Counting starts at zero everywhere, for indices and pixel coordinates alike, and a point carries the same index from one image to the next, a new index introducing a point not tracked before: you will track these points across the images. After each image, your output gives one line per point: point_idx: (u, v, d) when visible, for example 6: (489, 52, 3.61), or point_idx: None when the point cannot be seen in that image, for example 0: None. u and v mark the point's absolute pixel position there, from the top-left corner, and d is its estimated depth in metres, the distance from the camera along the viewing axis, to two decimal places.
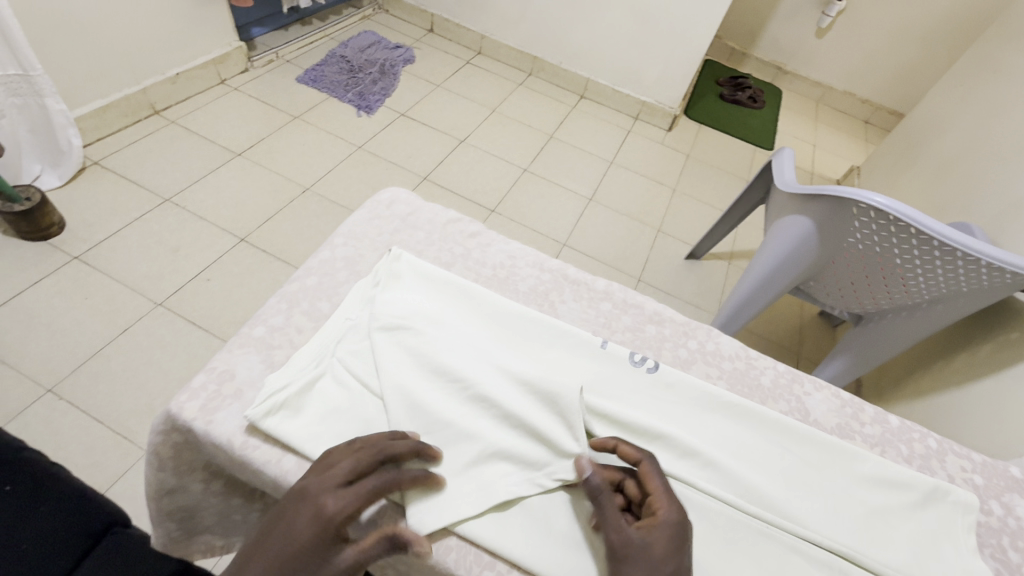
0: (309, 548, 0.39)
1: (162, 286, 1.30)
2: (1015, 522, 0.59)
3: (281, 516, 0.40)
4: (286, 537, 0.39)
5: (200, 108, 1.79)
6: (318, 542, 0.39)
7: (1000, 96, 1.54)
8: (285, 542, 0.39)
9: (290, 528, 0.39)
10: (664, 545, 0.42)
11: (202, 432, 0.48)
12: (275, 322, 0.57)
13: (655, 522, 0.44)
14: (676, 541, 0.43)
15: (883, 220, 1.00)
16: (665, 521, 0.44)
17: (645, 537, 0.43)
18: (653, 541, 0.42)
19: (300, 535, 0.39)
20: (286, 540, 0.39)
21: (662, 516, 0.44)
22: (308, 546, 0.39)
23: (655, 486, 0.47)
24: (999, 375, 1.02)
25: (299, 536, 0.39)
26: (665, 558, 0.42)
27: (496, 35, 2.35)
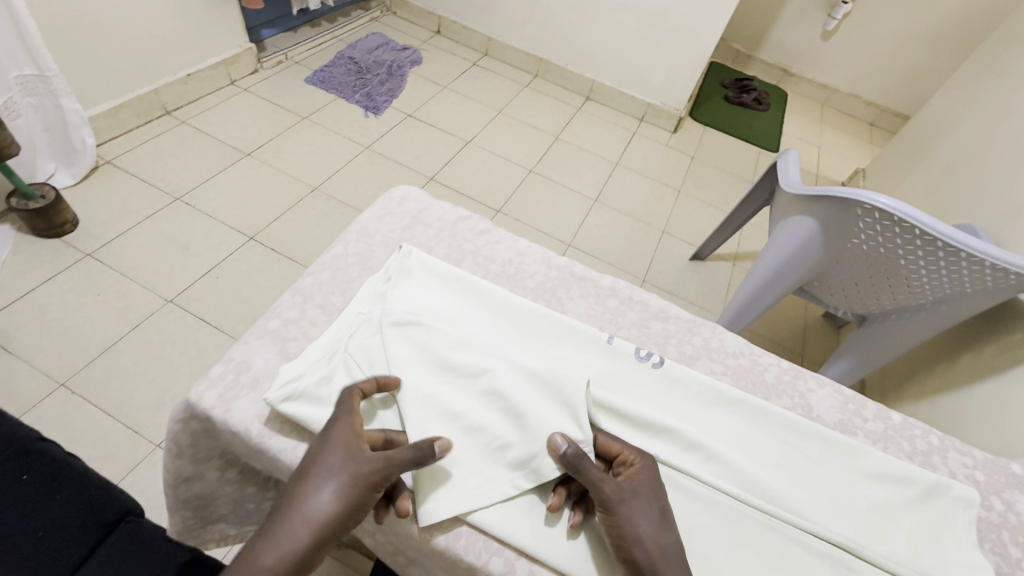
0: (341, 454, 0.43)
1: (173, 283, 1.32)
2: (1016, 518, 0.59)
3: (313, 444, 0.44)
4: (319, 452, 0.43)
5: (211, 109, 1.81)
6: (346, 448, 0.43)
7: (1006, 99, 1.55)
8: (318, 456, 0.43)
9: (320, 445, 0.44)
10: (649, 486, 0.47)
11: (220, 420, 0.49)
12: (290, 315, 0.58)
13: (635, 469, 0.48)
14: (657, 482, 0.48)
15: (887, 221, 1.01)
16: (641, 466, 0.49)
17: (635, 482, 0.47)
18: (641, 485, 0.47)
19: (330, 446, 0.43)
20: (319, 453, 0.43)
21: (636, 462, 0.49)
22: (338, 451, 0.43)
23: (617, 443, 0.51)
24: (1002, 376, 1.02)
25: (330, 446, 0.43)
26: (652, 496, 0.47)
27: (503, 37, 2.36)
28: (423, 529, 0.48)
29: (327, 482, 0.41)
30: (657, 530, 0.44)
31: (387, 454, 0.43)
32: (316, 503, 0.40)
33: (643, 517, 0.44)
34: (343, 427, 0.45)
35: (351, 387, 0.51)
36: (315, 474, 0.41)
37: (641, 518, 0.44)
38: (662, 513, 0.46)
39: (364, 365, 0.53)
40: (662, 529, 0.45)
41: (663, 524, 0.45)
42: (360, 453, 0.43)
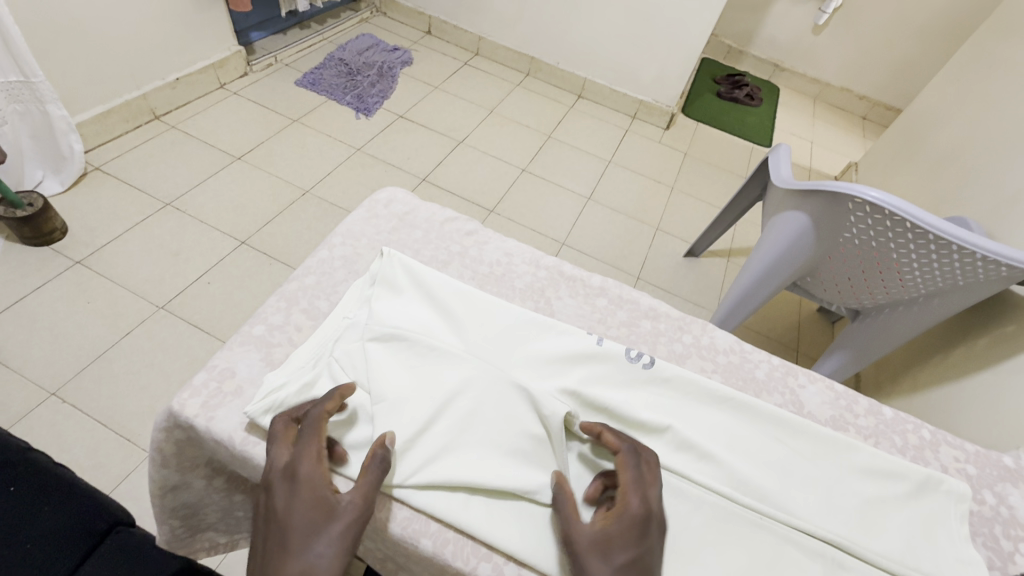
0: (316, 509, 0.41)
1: (164, 290, 1.31)
2: (1008, 512, 0.59)
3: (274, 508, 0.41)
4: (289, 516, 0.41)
5: (201, 113, 1.80)
6: (322, 496, 0.42)
7: (995, 90, 1.55)
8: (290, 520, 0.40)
9: (287, 506, 0.41)
10: (617, 539, 0.43)
11: (203, 429, 0.49)
12: (274, 320, 0.58)
13: (617, 513, 0.45)
14: (636, 533, 0.44)
15: (878, 214, 1.01)
16: (630, 513, 0.45)
17: (602, 529, 0.44)
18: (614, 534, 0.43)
19: (300, 504, 0.41)
20: (292, 514, 0.41)
21: (627, 507, 0.45)
22: (311, 507, 0.41)
23: (627, 474, 0.48)
24: (996, 368, 1.03)
25: (301, 504, 0.41)
26: (618, 551, 0.43)
27: (493, 36, 2.36)
28: (411, 533, 0.47)
29: (313, 541, 0.39)
30: None
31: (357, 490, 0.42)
32: (313, 565, 0.38)
33: (596, 567, 0.42)
34: (309, 470, 0.43)
35: None
36: (295, 539, 0.39)
37: (591, 567, 0.42)
38: (622, 567, 0.41)
39: (347, 375, 0.53)
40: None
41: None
42: (335, 502, 0.42)
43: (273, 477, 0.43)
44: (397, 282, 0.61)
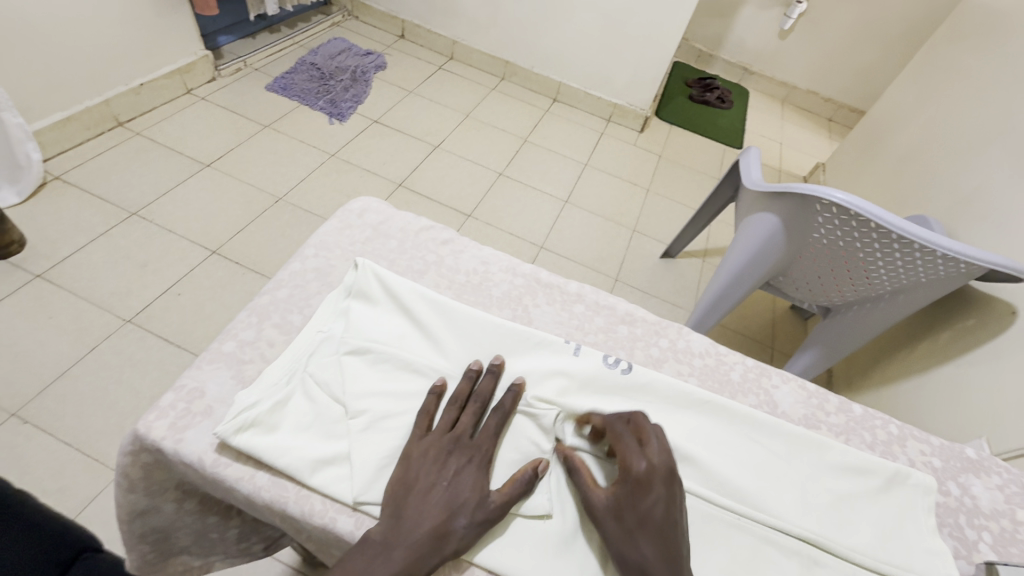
0: (473, 488, 0.47)
1: (130, 302, 1.27)
2: (971, 501, 0.61)
3: (437, 466, 0.48)
4: (447, 482, 0.47)
5: (166, 119, 1.75)
6: (455, 507, 0.45)
7: (949, 93, 1.62)
8: (447, 485, 0.47)
9: (448, 474, 0.47)
10: (624, 500, 0.47)
11: (172, 452, 0.47)
12: (245, 336, 0.56)
13: (621, 478, 0.48)
14: (637, 492, 0.47)
15: (844, 215, 1.04)
16: (631, 479, 0.47)
17: (611, 497, 0.47)
18: (618, 506, 0.46)
19: (461, 478, 0.47)
20: (421, 512, 0.44)
21: (627, 473, 0.48)
22: (470, 487, 0.47)
23: (620, 443, 0.50)
24: (957, 360, 1.07)
25: (462, 480, 0.47)
26: (629, 512, 0.46)
27: (467, 40, 2.36)
28: None
29: (459, 516, 0.45)
30: (623, 545, 0.45)
31: (506, 494, 0.47)
32: (451, 534, 0.44)
33: (610, 529, 0.46)
34: (452, 481, 0.47)
35: (309, 412, 0.51)
36: (440, 502, 0.45)
37: (608, 529, 0.46)
38: (632, 527, 0.45)
39: (320, 390, 0.52)
40: (630, 541, 0.44)
41: (631, 538, 0.45)
42: (486, 494, 0.47)
43: (446, 437, 0.50)
44: (370, 292, 0.60)
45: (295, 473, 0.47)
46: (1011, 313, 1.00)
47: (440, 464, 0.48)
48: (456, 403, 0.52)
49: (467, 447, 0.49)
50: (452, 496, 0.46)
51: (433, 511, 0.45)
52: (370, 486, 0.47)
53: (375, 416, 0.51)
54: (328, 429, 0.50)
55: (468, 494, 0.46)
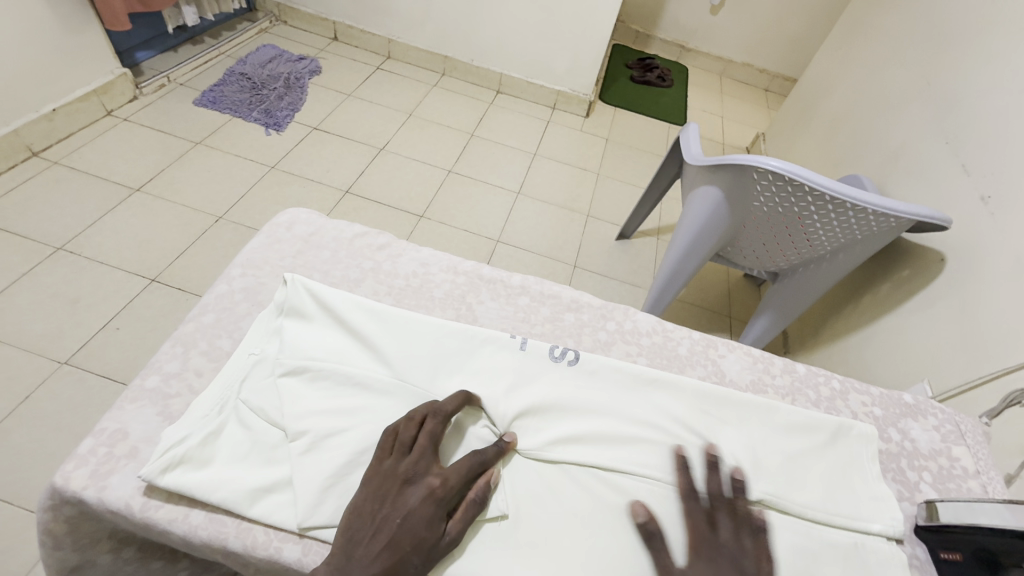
0: (427, 525, 0.44)
1: (65, 343, 1.19)
2: (911, 444, 0.65)
3: (391, 498, 0.45)
4: (401, 516, 0.44)
5: (87, 145, 1.64)
6: (407, 545, 0.42)
7: (869, 56, 1.69)
8: (400, 520, 0.43)
9: (402, 508, 0.44)
10: None
11: (94, 501, 0.44)
12: (171, 368, 0.53)
13: None
14: None
15: (779, 181, 1.06)
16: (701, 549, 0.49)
17: None
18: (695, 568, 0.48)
19: (416, 512, 0.44)
20: (368, 549, 0.42)
21: None
22: (425, 523, 0.44)
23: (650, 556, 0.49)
24: (896, 311, 1.12)
25: (415, 514, 0.44)
26: None
27: (403, 38, 2.30)
28: None
29: (411, 554, 0.42)
30: None
31: (462, 523, 0.46)
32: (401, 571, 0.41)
33: None
34: (403, 515, 0.44)
35: (245, 440, 0.48)
36: (388, 539, 0.42)
37: None
38: None
39: (256, 416, 0.50)
40: None
41: None
42: (442, 525, 0.45)
43: (402, 465, 0.46)
44: (304, 308, 0.57)
45: (233, 506, 0.45)
46: (941, 260, 1.05)
47: (396, 495, 0.45)
48: (414, 421, 0.49)
49: (421, 476, 0.46)
50: (405, 533, 0.43)
51: (380, 551, 0.42)
52: (317, 508, 0.45)
53: (317, 435, 0.49)
54: (269, 455, 0.48)
55: (422, 532, 0.43)
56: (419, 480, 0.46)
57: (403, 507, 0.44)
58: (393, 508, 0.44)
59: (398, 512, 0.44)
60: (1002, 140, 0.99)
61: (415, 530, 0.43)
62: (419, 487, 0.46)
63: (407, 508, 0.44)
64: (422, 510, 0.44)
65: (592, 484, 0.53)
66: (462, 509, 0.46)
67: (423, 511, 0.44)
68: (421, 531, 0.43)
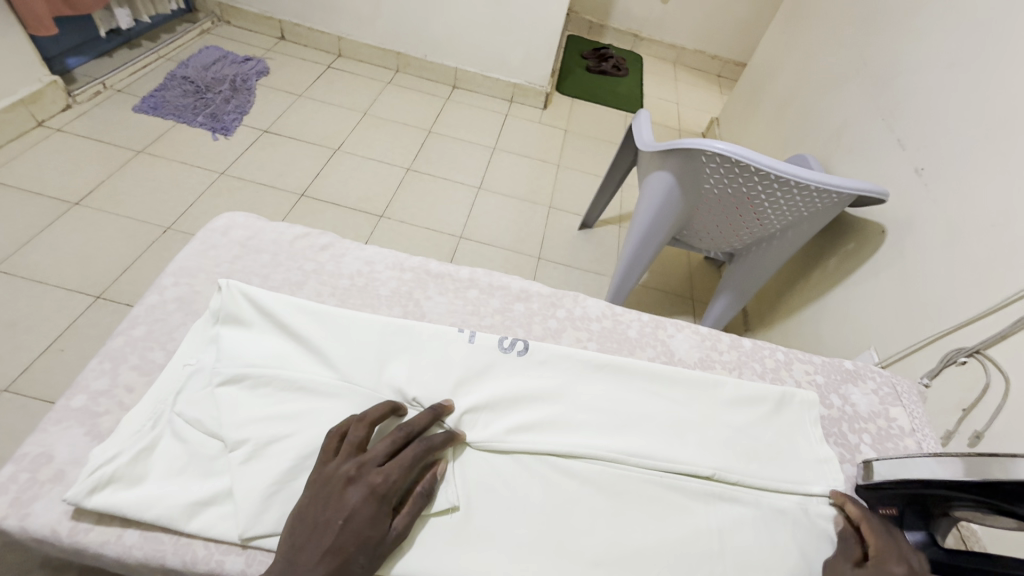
0: (372, 524, 0.43)
1: (4, 369, 1.12)
2: (851, 409, 0.67)
3: (332, 500, 0.44)
4: (344, 518, 0.43)
5: (16, 158, 1.55)
6: (352, 545, 0.42)
7: (810, 39, 1.74)
8: (343, 521, 0.43)
9: (346, 509, 0.43)
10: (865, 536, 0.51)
11: (17, 530, 0.42)
12: (99, 386, 0.51)
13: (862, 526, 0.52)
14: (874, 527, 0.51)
15: (725, 163, 1.09)
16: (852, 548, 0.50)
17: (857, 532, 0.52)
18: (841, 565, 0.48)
19: (359, 512, 0.43)
20: (311, 553, 0.41)
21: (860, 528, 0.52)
22: (369, 522, 0.43)
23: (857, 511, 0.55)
24: (843, 283, 1.17)
25: (358, 514, 0.43)
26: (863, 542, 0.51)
27: (353, 35, 2.25)
28: None
29: (356, 554, 0.42)
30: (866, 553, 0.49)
31: (409, 516, 0.46)
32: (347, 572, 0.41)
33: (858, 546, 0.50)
34: (346, 515, 0.43)
35: (180, 454, 0.47)
36: (332, 540, 0.42)
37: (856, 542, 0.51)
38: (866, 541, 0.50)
39: (192, 428, 0.48)
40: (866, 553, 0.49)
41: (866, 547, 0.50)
42: (387, 522, 0.44)
43: (346, 466, 0.46)
44: (241, 315, 0.55)
45: (169, 522, 0.43)
46: (881, 231, 1.10)
47: (339, 496, 0.44)
48: (364, 422, 0.48)
49: (364, 475, 0.45)
50: (349, 534, 0.42)
51: (324, 554, 0.41)
52: (259, 518, 0.44)
53: (258, 443, 0.47)
54: (208, 467, 0.46)
55: (367, 532, 0.43)
56: (362, 479, 0.45)
57: (346, 508, 0.43)
58: (336, 509, 0.43)
59: (341, 513, 0.43)
60: (931, 115, 1.04)
61: (360, 530, 0.43)
62: (363, 486, 0.45)
63: (350, 509, 0.43)
64: (366, 510, 0.43)
65: (546, 471, 0.53)
66: (409, 504, 0.46)
67: (366, 511, 0.43)
68: (366, 532, 0.43)
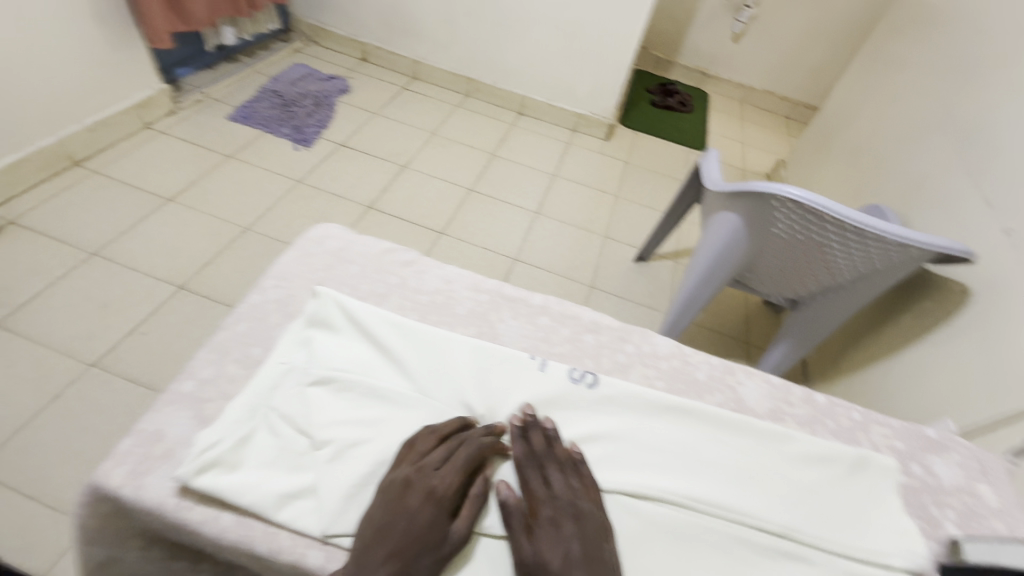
0: (432, 526, 0.45)
1: (94, 345, 1.23)
2: (933, 480, 0.64)
3: (394, 502, 0.46)
4: (406, 519, 0.45)
5: (125, 156, 1.72)
6: (413, 546, 0.44)
7: (892, 87, 1.69)
8: (405, 523, 0.45)
9: (406, 511, 0.45)
10: None
11: (131, 499, 0.46)
12: (205, 374, 0.55)
13: None
14: None
15: (800, 210, 1.07)
16: (541, 522, 0.48)
17: None
18: (540, 544, 0.46)
19: (419, 515, 0.45)
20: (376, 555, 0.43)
21: None
22: (429, 525, 0.45)
23: None
24: (919, 344, 1.11)
25: (419, 517, 0.45)
26: None
27: (429, 60, 2.38)
28: None
29: (420, 555, 0.43)
30: None
31: (467, 522, 0.47)
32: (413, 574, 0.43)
33: None
34: (405, 519, 0.45)
35: (273, 446, 0.50)
36: (397, 540, 0.44)
37: None
38: None
39: (285, 424, 0.51)
40: None
41: None
42: (446, 525, 0.46)
43: (405, 471, 0.48)
44: (335, 323, 0.59)
45: (261, 510, 0.46)
46: (964, 292, 1.04)
47: (399, 500, 0.46)
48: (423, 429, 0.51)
49: (422, 480, 0.47)
50: (411, 533, 0.44)
51: (388, 555, 0.43)
52: (340, 515, 0.47)
53: (342, 444, 0.50)
54: (295, 461, 0.49)
55: (429, 534, 0.44)
56: (420, 484, 0.47)
57: (406, 511, 0.45)
58: (397, 513, 0.45)
59: (399, 519, 0.45)
60: None
61: (421, 533, 0.44)
62: (421, 490, 0.47)
63: (410, 513, 0.45)
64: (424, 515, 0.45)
65: (614, 510, 0.53)
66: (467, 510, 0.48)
67: (425, 515, 0.45)
68: (426, 534, 0.45)
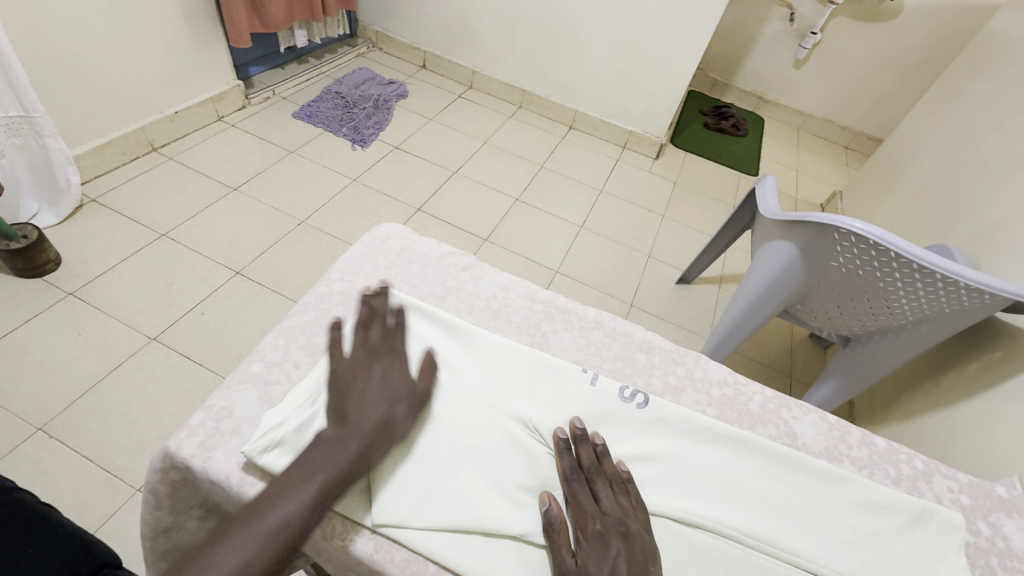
0: (403, 382, 0.53)
1: (156, 321, 1.30)
2: (1004, 543, 0.60)
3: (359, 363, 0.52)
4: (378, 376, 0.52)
5: (197, 145, 1.82)
6: (391, 395, 0.51)
7: (967, 123, 1.62)
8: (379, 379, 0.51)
9: (375, 370, 0.52)
10: None
11: (200, 470, 0.48)
12: (273, 357, 0.58)
13: None
14: None
15: (863, 245, 1.03)
16: (589, 537, 0.48)
17: None
18: (586, 558, 0.46)
19: (390, 374, 0.52)
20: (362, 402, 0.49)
21: None
22: (400, 379, 0.52)
23: None
24: (984, 395, 1.04)
25: (390, 375, 0.52)
26: None
27: (486, 70, 2.43)
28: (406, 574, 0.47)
29: (398, 404, 0.51)
30: None
31: (427, 378, 0.55)
32: (395, 420, 0.50)
33: None
34: (377, 373, 0.52)
35: None
36: (380, 395, 0.50)
37: None
38: None
39: None
40: None
41: None
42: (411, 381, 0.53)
43: (363, 346, 0.54)
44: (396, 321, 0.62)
45: None
46: None
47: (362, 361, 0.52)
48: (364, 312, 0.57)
49: (380, 348, 0.54)
50: (387, 386, 0.51)
51: (375, 403, 0.49)
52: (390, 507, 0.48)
53: None
54: None
55: (400, 386, 0.52)
56: (381, 350, 0.54)
57: (374, 370, 0.52)
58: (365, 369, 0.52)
59: (373, 375, 0.51)
60: None
61: (393, 385, 0.52)
62: (381, 354, 0.54)
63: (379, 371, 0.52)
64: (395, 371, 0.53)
65: (659, 534, 0.52)
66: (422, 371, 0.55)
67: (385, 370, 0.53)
68: (398, 387, 0.52)
